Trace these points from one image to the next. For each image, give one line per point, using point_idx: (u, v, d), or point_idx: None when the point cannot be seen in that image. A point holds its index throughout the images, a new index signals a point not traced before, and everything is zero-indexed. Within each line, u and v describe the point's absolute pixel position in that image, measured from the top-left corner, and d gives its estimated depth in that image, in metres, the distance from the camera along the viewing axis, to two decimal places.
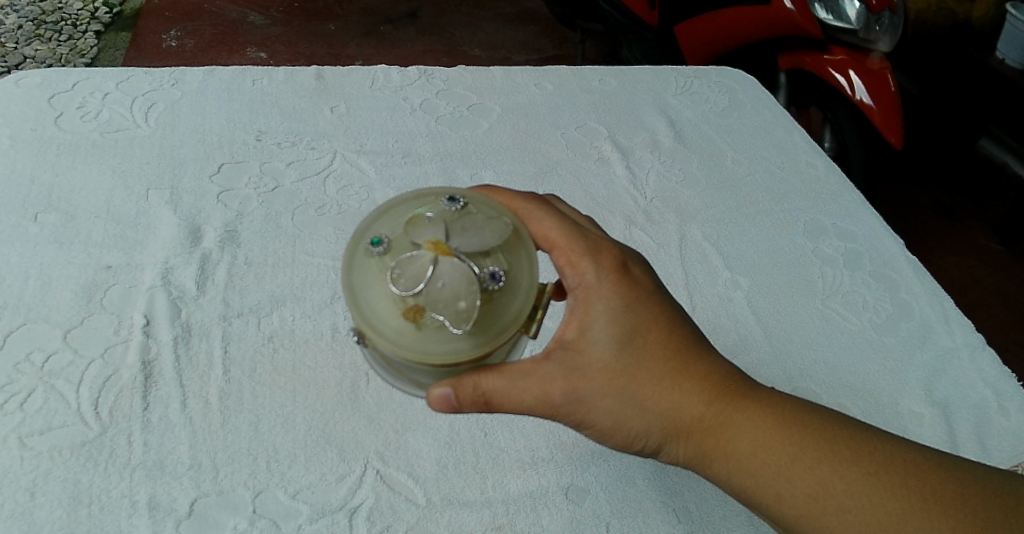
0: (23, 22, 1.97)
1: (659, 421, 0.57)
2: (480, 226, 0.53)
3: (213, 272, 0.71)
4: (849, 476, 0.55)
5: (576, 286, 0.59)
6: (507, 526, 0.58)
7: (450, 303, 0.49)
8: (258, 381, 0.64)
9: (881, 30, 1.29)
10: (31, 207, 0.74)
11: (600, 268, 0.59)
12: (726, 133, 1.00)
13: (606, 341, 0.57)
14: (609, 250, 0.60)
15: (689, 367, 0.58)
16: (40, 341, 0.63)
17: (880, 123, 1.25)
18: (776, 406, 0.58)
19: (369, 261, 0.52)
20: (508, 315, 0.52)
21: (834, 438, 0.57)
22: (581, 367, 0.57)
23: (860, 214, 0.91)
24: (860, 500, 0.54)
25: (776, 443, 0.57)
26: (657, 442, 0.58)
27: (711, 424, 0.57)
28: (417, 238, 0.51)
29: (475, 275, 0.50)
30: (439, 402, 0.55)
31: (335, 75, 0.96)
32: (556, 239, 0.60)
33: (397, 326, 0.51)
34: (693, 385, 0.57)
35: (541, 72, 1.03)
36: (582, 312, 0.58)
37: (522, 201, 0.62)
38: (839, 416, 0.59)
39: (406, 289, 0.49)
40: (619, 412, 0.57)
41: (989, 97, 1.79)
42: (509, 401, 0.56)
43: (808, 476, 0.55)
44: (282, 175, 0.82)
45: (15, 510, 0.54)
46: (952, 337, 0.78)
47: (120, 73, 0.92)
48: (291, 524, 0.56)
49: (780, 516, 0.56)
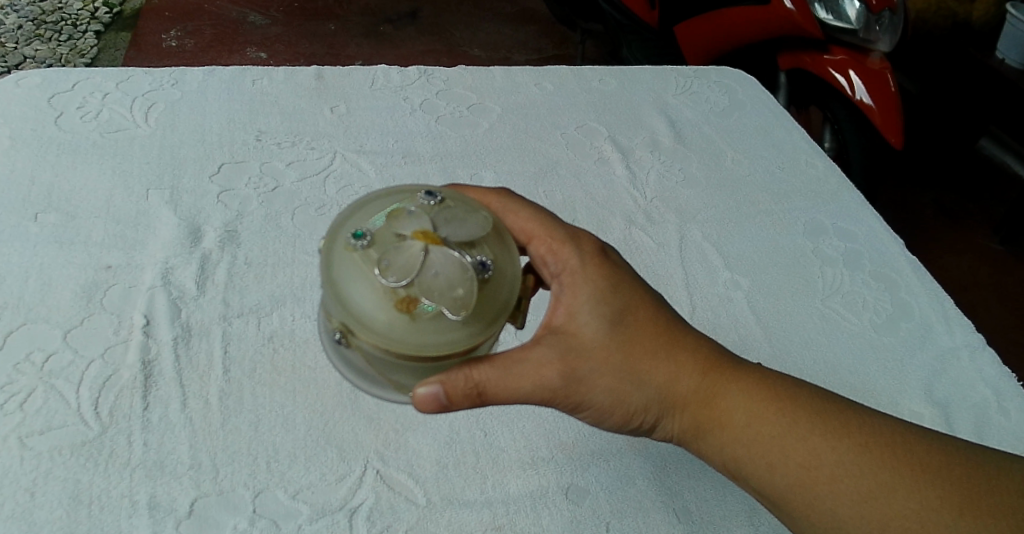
0: (23, 22, 1.97)
1: (656, 396, 0.58)
2: (462, 218, 0.52)
3: (213, 272, 0.72)
4: (842, 448, 0.55)
5: (561, 272, 0.60)
6: (507, 526, 0.58)
7: (445, 292, 0.48)
8: (258, 381, 0.64)
9: (881, 30, 1.29)
10: (31, 207, 0.74)
11: (581, 253, 0.60)
12: (727, 133, 1.00)
13: (597, 322, 0.57)
14: (587, 237, 0.61)
15: (679, 345, 0.59)
16: (40, 341, 0.63)
17: (880, 123, 1.25)
18: (764, 380, 0.59)
19: (352, 255, 0.50)
20: (498, 304, 0.51)
21: (824, 410, 0.57)
22: (576, 347, 0.56)
23: (860, 215, 0.91)
24: (852, 470, 0.55)
25: (767, 417, 0.57)
26: (653, 417, 0.59)
27: (701, 398, 0.58)
28: (402, 229, 0.50)
29: (467, 265, 0.49)
30: (425, 402, 0.52)
31: (336, 75, 0.96)
32: (534, 229, 0.61)
33: (389, 320, 0.48)
34: (684, 359, 0.58)
35: (541, 72, 1.03)
36: (570, 295, 0.58)
37: (496, 196, 0.62)
38: (824, 391, 0.60)
39: (398, 280, 0.47)
40: (617, 388, 0.57)
41: (988, 97, 1.79)
42: (507, 386, 0.54)
43: (800, 447, 0.56)
44: (282, 175, 0.82)
45: (14, 510, 0.53)
46: (952, 337, 0.78)
47: (119, 73, 0.92)
48: (291, 524, 0.56)
49: (772, 489, 0.56)
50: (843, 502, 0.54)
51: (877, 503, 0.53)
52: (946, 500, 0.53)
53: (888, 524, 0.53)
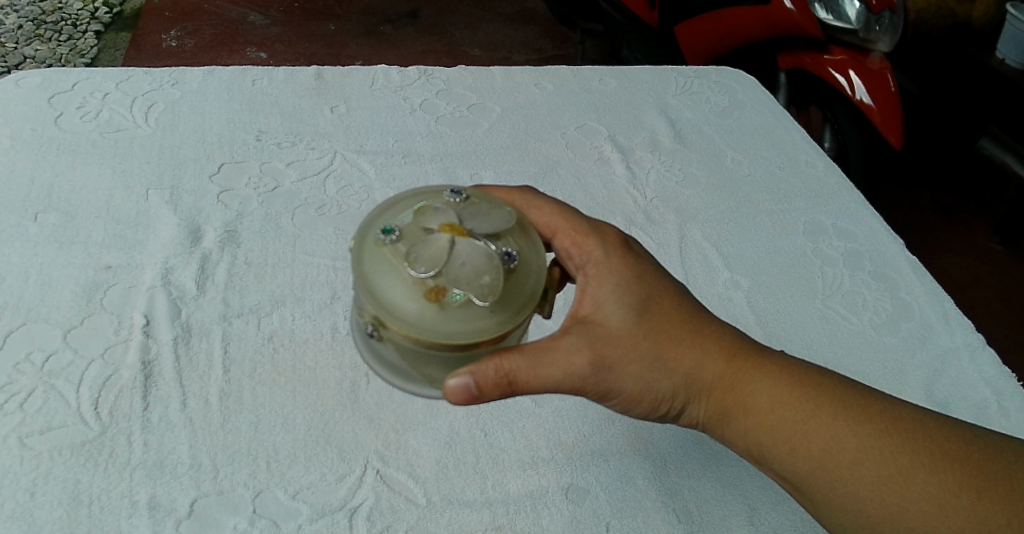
0: (23, 22, 1.97)
1: (682, 383, 0.58)
2: (487, 212, 0.52)
3: (213, 272, 0.71)
4: (864, 433, 0.55)
5: (585, 263, 0.61)
6: (507, 526, 0.58)
7: (472, 280, 0.48)
8: (257, 381, 0.64)
9: (881, 30, 1.30)
10: (31, 207, 0.74)
11: (605, 246, 0.61)
12: (727, 133, 1.00)
13: (622, 311, 0.58)
14: (610, 229, 0.63)
15: (702, 332, 0.59)
16: (41, 341, 0.63)
17: (880, 123, 1.25)
18: (786, 366, 0.59)
19: (380, 250, 0.50)
20: (526, 292, 0.51)
21: (847, 395, 0.57)
22: (602, 335, 0.57)
23: (860, 215, 0.91)
24: (872, 455, 0.54)
25: (789, 401, 0.57)
26: (679, 404, 0.59)
27: (724, 383, 0.59)
28: (429, 223, 0.50)
29: (493, 253, 0.49)
30: (456, 393, 0.52)
31: (336, 75, 0.96)
32: (558, 223, 0.63)
33: (419, 310, 0.48)
34: (709, 346, 0.59)
35: (541, 72, 1.03)
36: (595, 286, 0.59)
37: (519, 194, 0.64)
38: (845, 378, 0.60)
39: (427, 270, 0.48)
40: (644, 375, 0.57)
41: (988, 97, 1.79)
42: (535, 376, 0.54)
43: (822, 433, 0.56)
44: (282, 175, 0.82)
45: (14, 511, 0.53)
46: (952, 336, 0.78)
47: (119, 73, 0.92)
48: (291, 524, 0.56)
49: (794, 473, 0.56)
50: (863, 487, 0.54)
51: (897, 488, 0.53)
52: (965, 487, 0.52)
53: (909, 508, 0.53)
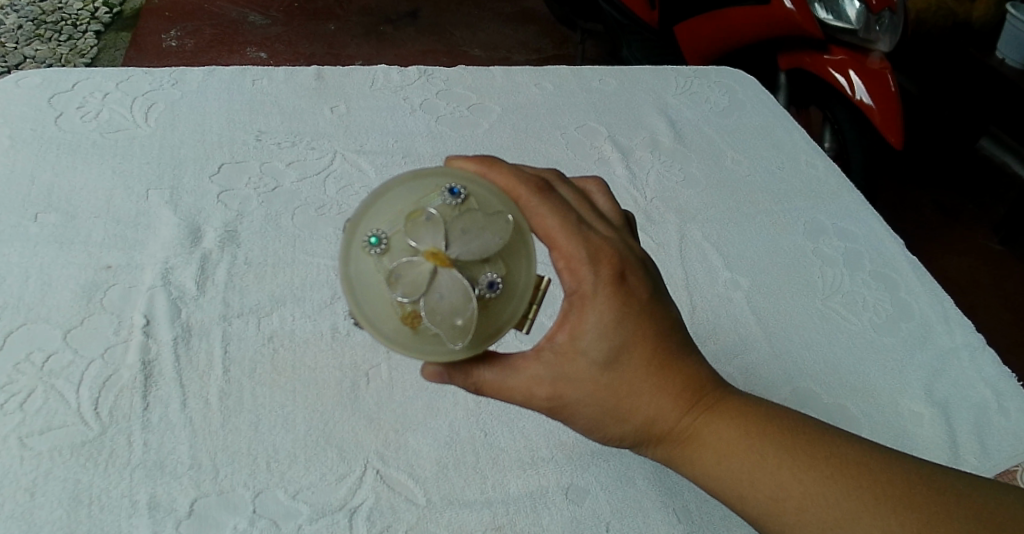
0: (23, 22, 1.97)
1: (638, 428, 0.53)
2: (480, 227, 0.51)
3: (213, 272, 0.71)
4: (828, 484, 0.51)
5: (572, 292, 0.52)
6: (507, 527, 0.58)
7: (447, 316, 0.50)
8: (257, 381, 0.64)
9: (881, 30, 1.29)
10: (31, 207, 0.74)
11: (600, 277, 0.51)
12: (727, 133, 1.00)
13: (594, 352, 0.51)
14: (611, 253, 0.53)
15: (673, 375, 0.53)
16: (40, 341, 0.63)
17: (880, 123, 1.25)
18: (750, 412, 0.54)
19: (366, 258, 0.51)
20: (504, 317, 0.52)
21: (809, 443, 0.53)
22: (565, 374, 0.52)
23: (860, 215, 0.91)
24: (826, 508, 0.50)
25: (744, 450, 0.53)
26: (632, 443, 0.55)
27: (684, 430, 0.53)
28: (416, 242, 0.50)
29: (473, 290, 0.50)
30: (432, 376, 0.55)
31: (335, 74, 0.96)
32: (558, 238, 0.52)
33: (394, 328, 0.51)
34: (676, 391, 0.53)
35: (541, 72, 1.03)
36: (574, 320, 0.51)
37: (525, 192, 0.53)
38: (816, 423, 0.54)
39: (405, 297, 0.50)
40: (599, 417, 0.53)
41: (988, 96, 1.79)
42: (500, 392, 0.54)
43: (771, 480, 0.51)
44: (282, 174, 0.82)
45: (14, 511, 0.53)
46: (952, 336, 0.78)
47: (120, 73, 0.92)
48: (291, 524, 0.56)
49: (740, 512, 0.53)
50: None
51: None
52: None
53: None
